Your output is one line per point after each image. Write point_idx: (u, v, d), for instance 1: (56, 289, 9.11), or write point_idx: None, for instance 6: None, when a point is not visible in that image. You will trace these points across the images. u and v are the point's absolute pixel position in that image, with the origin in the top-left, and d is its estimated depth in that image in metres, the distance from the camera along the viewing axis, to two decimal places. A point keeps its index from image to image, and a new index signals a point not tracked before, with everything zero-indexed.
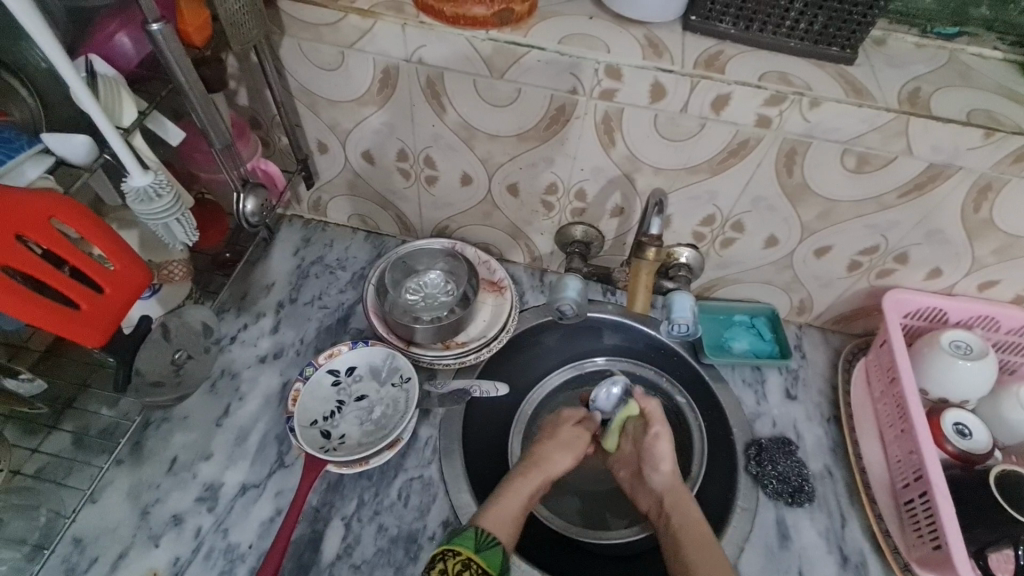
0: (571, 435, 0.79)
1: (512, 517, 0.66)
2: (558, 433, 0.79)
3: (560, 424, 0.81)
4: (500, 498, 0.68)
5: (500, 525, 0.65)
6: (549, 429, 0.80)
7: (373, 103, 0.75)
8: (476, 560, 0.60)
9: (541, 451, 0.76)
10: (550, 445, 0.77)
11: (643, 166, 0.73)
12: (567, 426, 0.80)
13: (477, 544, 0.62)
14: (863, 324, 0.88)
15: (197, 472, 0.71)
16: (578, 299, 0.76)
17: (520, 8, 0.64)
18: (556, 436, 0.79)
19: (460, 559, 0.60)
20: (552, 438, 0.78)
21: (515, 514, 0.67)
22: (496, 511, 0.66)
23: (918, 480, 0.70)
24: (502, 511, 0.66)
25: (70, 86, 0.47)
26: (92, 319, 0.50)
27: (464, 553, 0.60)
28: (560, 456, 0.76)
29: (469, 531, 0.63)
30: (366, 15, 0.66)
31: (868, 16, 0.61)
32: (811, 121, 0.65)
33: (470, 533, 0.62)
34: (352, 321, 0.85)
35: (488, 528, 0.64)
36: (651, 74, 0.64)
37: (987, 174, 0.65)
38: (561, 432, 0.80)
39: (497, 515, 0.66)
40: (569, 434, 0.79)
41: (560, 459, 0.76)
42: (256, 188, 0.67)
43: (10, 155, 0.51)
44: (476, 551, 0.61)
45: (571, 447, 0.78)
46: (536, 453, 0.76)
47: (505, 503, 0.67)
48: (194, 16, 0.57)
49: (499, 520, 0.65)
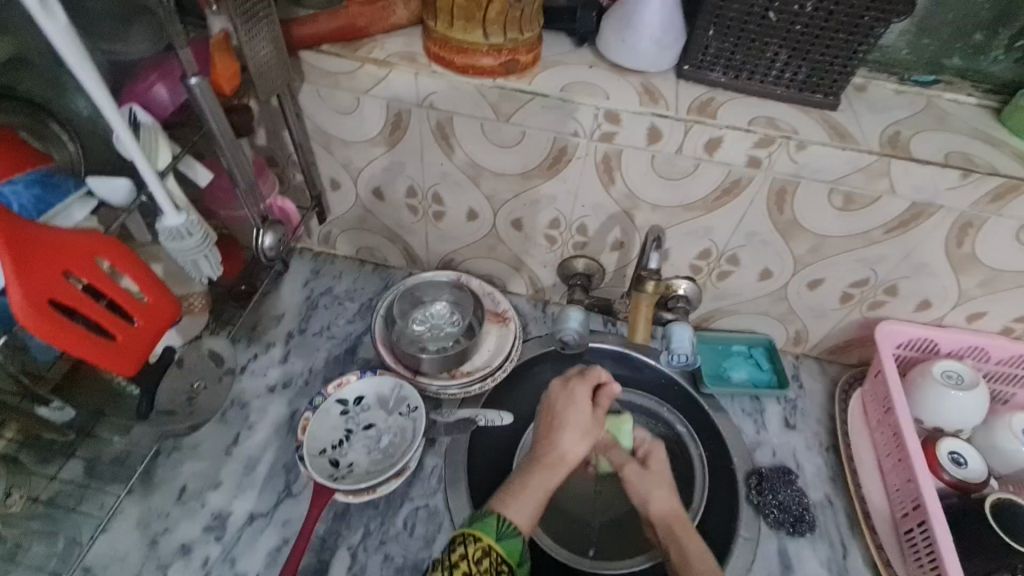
0: (587, 421, 0.73)
1: (532, 507, 0.66)
2: (573, 416, 0.73)
3: (577, 407, 0.74)
4: (521, 488, 0.67)
5: (522, 514, 0.65)
6: (567, 411, 0.74)
7: (385, 144, 0.79)
8: (496, 548, 0.61)
9: (558, 448, 0.71)
10: (566, 437, 0.72)
11: (641, 203, 0.77)
12: (580, 413, 0.74)
13: (497, 531, 0.63)
14: (857, 355, 0.91)
15: (205, 501, 0.72)
16: (580, 330, 0.81)
17: (525, 58, 0.69)
18: (570, 421, 0.73)
19: (480, 546, 0.61)
20: (568, 428, 0.72)
21: (537, 506, 0.67)
22: (516, 500, 0.66)
23: (916, 509, 0.71)
24: (524, 498, 0.66)
25: (117, 134, 0.51)
26: (126, 349, 0.52)
27: (484, 541, 0.61)
28: (579, 448, 0.72)
29: (490, 518, 0.64)
30: (382, 65, 0.71)
31: (849, 66, 0.66)
32: (798, 162, 0.69)
33: (491, 520, 0.64)
34: (360, 351, 0.87)
35: (510, 516, 0.64)
36: (648, 119, 0.68)
37: (967, 213, 0.69)
38: (574, 416, 0.73)
39: (519, 500, 0.66)
40: (581, 416, 0.74)
41: (578, 449, 0.72)
42: (274, 224, 0.71)
43: (60, 199, 0.55)
44: (497, 540, 0.62)
45: (589, 434, 0.73)
46: (555, 449, 0.71)
47: (528, 491, 0.67)
48: (226, 68, 0.62)
49: (520, 510, 0.65)
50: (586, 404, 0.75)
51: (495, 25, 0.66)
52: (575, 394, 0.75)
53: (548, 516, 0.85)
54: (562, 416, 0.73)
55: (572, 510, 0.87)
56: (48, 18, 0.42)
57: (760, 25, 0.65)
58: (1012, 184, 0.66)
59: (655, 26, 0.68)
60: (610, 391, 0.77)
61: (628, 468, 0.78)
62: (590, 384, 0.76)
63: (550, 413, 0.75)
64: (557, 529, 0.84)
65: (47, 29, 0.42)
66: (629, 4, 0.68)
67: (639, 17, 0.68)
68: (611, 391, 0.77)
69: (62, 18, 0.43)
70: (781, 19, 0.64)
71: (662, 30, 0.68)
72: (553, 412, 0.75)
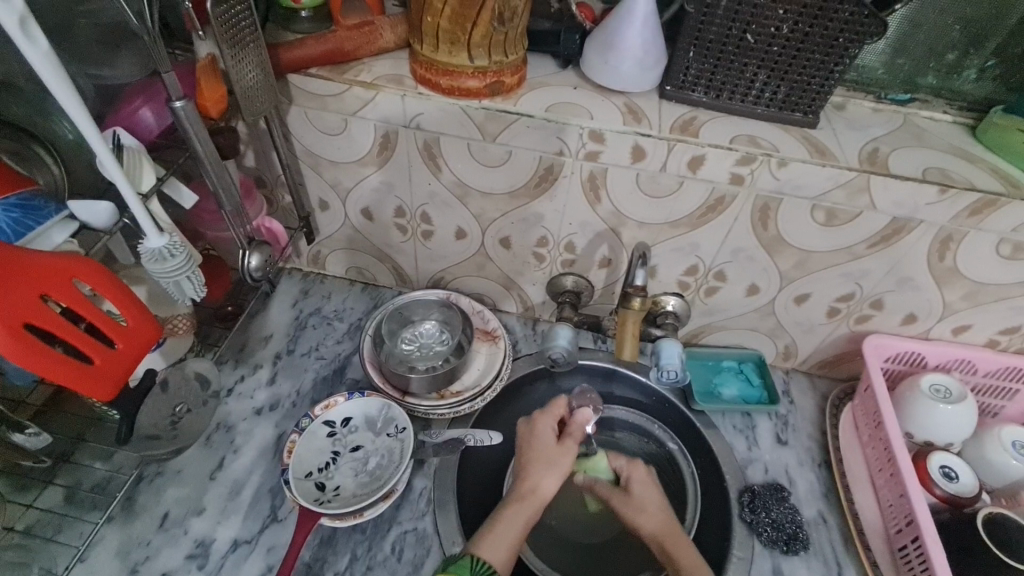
0: (554, 452, 0.73)
1: (508, 544, 0.65)
2: (539, 449, 0.73)
3: (540, 441, 0.74)
4: (496, 526, 0.66)
5: (499, 551, 0.64)
6: (531, 447, 0.74)
7: (373, 164, 0.80)
8: None
9: (530, 482, 0.70)
10: (536, 469, 0.71)
11: (628, 221, 0.78)
12: (546, 443, 0.74)
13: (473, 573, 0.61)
14: (847, 369, 0.91)
15: (188, 527, 0.70)
16: (569, 347, 0.81)
17: (509, 80, 0.71)
18: (538, 454, 0.73)
19: None
20: (535, 460, 0.72)
21: (513, 543, 0.65)
22: (491, 537, 0.65)
23: (909, 525, 0.71)
24: (500, 536, 0.65)
25: (100, 157, 0.51)
26: (104, 373, 0.52)
27: None
28: (550, 482, 0.71)
29: (464, 560, 0.62)
30: (368, 87, 0.72)
31: (825, 86, 0.68)
32: (780, 179, 0.70)
33: (465, 561, 0.62)
34: (349, 371, 0.86)
35: (485, 556, 0.63)
36: (631, 138, 0.69)
37: (947, 227, 0.70)
38: (540, 447, 0.74)
39: (495, 539, 0.65)
40: (547, 447, 0.74)
41: (549, 482, 0.70)
42: (261, 245, 0.71)
43: (39, 222, 0.54)
44: None
45: (558, 465, 0.72)
46: (526, 483, 0.70)
47: (503, 529, 0.66)
48: (212, 91, 0.63)
49: (497, 550, 0.64)
50: (550, 435, 0.75)
51: (479, 49, 0.67)
52: (538, 426, 0.76)
53: (540, 538, 0.84)
54: (529, 452, 0.73)
55: (563, 531, 0.85)
56: (29, 44, 0.42)
57: (738, 47, 0.67)
58: (989, 198, 0.67)
59: (637, 47, 0.69)
60: (578, 417, 0.77)
61: (613, 497, 0.76)
62: (552, 414, 0.77)
63: (519, 451, 0.75)
64: (549, 552, 0.83)
65: (28, 54, 0.42)
66: (612, 28, 0.69)
67: (621, 39, 0.69)
68: (582, 417, 0.77)
69: (43, 43, 0.43)
70: (759, 40, 0.65)
71: (645, 52, 0.69)
72: (521, 449, 0.75)
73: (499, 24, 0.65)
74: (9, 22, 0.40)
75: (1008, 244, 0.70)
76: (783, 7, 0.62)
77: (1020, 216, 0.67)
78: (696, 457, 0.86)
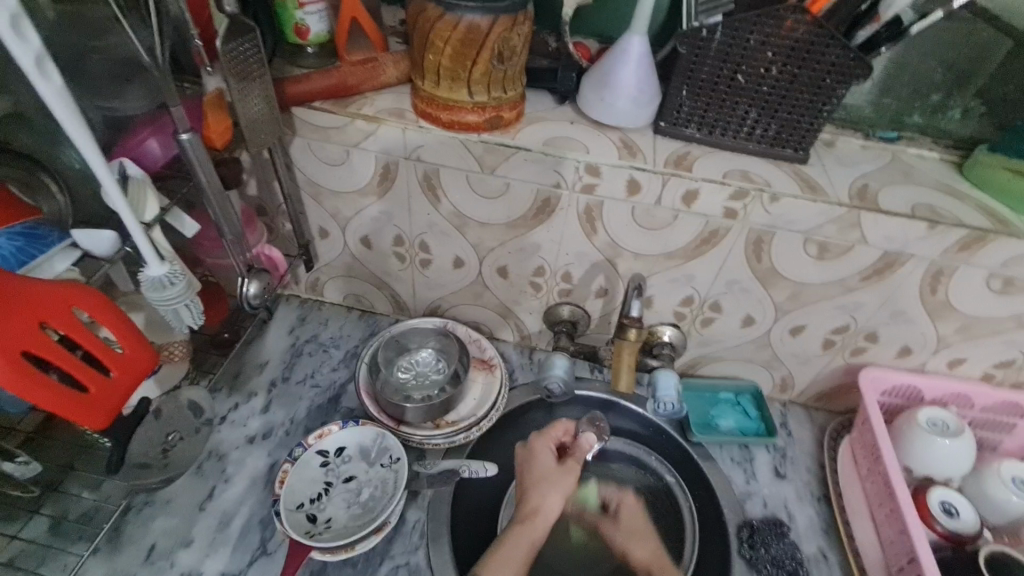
0: (555, 471, 0.75)
1: (515, 566, 0.67)
2: (540, 470, 0.75)
3: (541, 461, 0.76)
4: (501, 548, 0.68)
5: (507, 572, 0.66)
6: (530, 466, 0.76)
7: (373, 194, 0.81)
8: None
9: (532, 503, 0.73)
10: (538, 489, 0.73)
11: (624, 252, 0.79)
12: (546, 465, 0.76)
13: None
14: (844, 401, 0.90)
15: (175, 561, 0.68)
16: (566, 376, 0.81)
17: (508, 115, 0.72)
18: (540, 475, 0.75)
19: None
20: (538, 481, 0.74)
21: (518, 566, 0.67)
22: (497, 561, 0.67)
23: (911, 563, 0.69)
24: (504, 560, 0.67)
25: (105, 189, 0.52)
26: (99, 402, 0.52)
27: None
28: (552, 501, 0.73)
29: None
30: (371, 120, 0.74)
31: (815, 123, 0.70)
32: (773, 214, 0.71)
33: None
34: (344, 400, 0.86)
35: None
36: (627, 172, 0.71)
37: (937, 262, 0.71)
38: (541, 467, 0.76)
39: (500, 562, 0.67)
40: (547, 468, 0.76)
41: (552, 501, 0.73)
42: (260, 273, 0.71)
43: (43, 249, 0.57)
44: None
45: (561, 484, 0.74)
46: (528, 505, 0.72)
47: (508, 550, 0.68)
48: (218, 124, 0.65)
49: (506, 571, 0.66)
50: (551, 458, 0.77)
51: (479, 85, 0.69)
52: (537, 450, 0.77)
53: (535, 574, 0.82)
54: (529, 474, 0.75)
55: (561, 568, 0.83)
56: (44, 80, 0.43)
57: (730, 86, 0.69)
58: (978, 234, 0.68)
59: (632, 85, 0.71)
60: (583, 444, 0.79)
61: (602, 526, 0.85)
62: (550, 439, 0.79)
63: (520, 472, 0.76)
64: None
65: (42, 90, 0.44)
66: (607, 66, 0.72)
67: (616, 78, 0.71)
68: (586, 443, 0.80)
69: (57, 79, 0.44)
70: (750, 80, 0.68)
71: (639, 90, 0.72)
72: (522, 470, 0.76)
73: (499, 62, 0.68)
74: (25, 57, 0.41)
75: (998, 279, 0.71)
76: (771, 49, 0.65)
77: (1009, 251, 0.69)
78: (694, 491, 0.85)
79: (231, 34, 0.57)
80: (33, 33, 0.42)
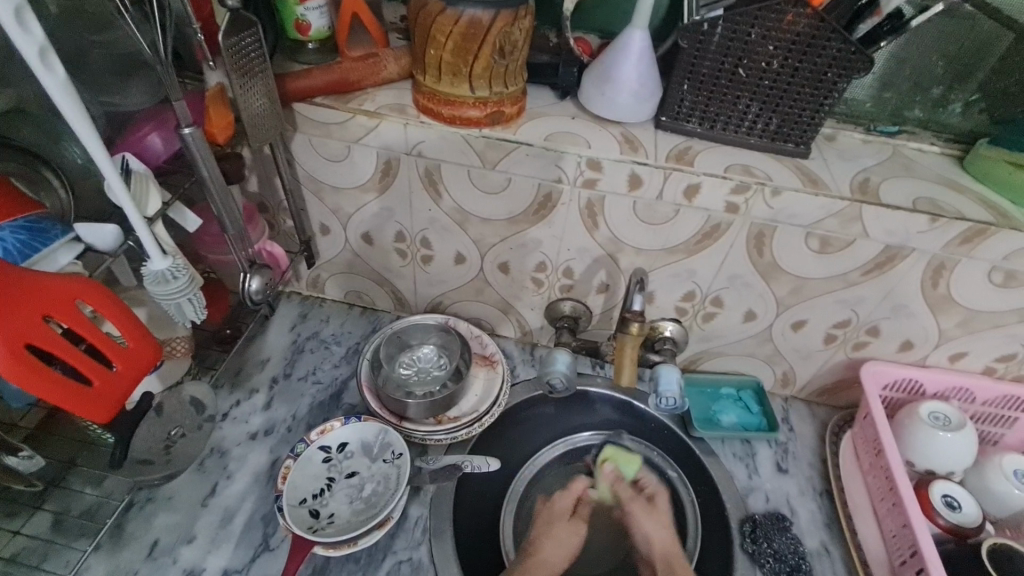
0: (568, 526, 0.83)
1: None
2: (553, 526, 0.82)
3: (556, 516, 0.83)
4: None
5: None
6: (545, 522, 0.83)
7: (374, 190, 0.81)
8: None
9: (537, 551, 0.79)
10: (546, 543, 0.80)
11: (625, 247, 0.79)
12: (560, 521, 0.83)
13: None
14: (846, 396, 0.90)
15: (177, 557, 0.68)
16: (567, 372, 0.79)
17: (509, 110, 0.72)
18: (552, 528, 0.82)
19: None
20: (550, 534, 0.81)
21: None
22: None
23: (913, 556, 0.69)
24: None
25: (108, 182, 0.52)
26: (102, 395, 0.51)
27: None
28: (557, 551, 0.80)
29: None
30: (372, 116, 0.74)
31: (816, 118, 0.70)
32: (774, 208, 0.71)
33: None
34: (345, 396, 0.86)
35: None
36: (628, 167, 0.71)
37: (939, 255, 0.71)
38: (556, 525, 0.82)
39: None
40: (561, 522, 0.83)
41: (556, 552, 0.79)
42: (262, 269, 0.71)
43: (46, 243, 0.55)
44: None
45: (569, 538, 0.82)
46: (530, 549, 0.79)
47: None
48: (220, 118, 0.64)
49: None
50: (565, 512, 0.85)
51: (480, 80, 0.69)
52: (554, 506, 0.85)
53: None
54: (543, 528, 0.82)
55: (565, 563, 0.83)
56: (48, 73, 0.43)
57: (731, 80, 0.69)
58: (980, 227, 0.68)
59: (633, 79, 0.71)
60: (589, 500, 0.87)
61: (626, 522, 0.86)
62: (569, 495, 0.86)
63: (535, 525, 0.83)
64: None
65: (46, 82, 0.44)
66: (608, 61, 0.72)
67: (617, 73, 0.71)
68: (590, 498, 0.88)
69: (60, 72, 0.44)
70: (751, 74, 0.68)
71: (640, 84, 0.72)
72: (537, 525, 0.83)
73: (500, 57, 0.68)
74: (29, 50, 0.41)
75: (999, 272, 0.71)
76: (772, 43, 0.65)
77: (1010, 244, 0.69)
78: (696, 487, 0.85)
79: (232, 29, 0.57)
80: (36, 25, 0.42)
